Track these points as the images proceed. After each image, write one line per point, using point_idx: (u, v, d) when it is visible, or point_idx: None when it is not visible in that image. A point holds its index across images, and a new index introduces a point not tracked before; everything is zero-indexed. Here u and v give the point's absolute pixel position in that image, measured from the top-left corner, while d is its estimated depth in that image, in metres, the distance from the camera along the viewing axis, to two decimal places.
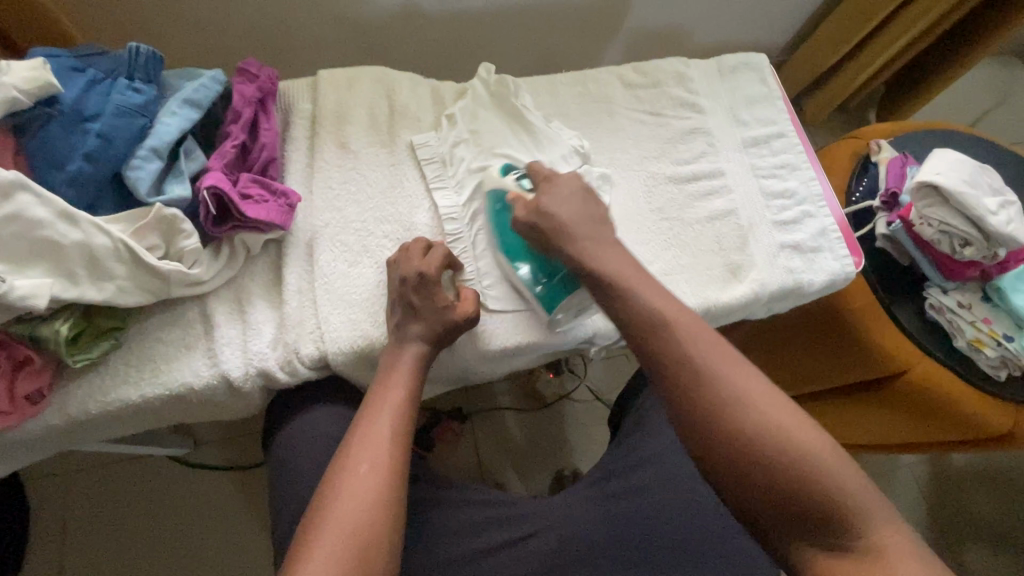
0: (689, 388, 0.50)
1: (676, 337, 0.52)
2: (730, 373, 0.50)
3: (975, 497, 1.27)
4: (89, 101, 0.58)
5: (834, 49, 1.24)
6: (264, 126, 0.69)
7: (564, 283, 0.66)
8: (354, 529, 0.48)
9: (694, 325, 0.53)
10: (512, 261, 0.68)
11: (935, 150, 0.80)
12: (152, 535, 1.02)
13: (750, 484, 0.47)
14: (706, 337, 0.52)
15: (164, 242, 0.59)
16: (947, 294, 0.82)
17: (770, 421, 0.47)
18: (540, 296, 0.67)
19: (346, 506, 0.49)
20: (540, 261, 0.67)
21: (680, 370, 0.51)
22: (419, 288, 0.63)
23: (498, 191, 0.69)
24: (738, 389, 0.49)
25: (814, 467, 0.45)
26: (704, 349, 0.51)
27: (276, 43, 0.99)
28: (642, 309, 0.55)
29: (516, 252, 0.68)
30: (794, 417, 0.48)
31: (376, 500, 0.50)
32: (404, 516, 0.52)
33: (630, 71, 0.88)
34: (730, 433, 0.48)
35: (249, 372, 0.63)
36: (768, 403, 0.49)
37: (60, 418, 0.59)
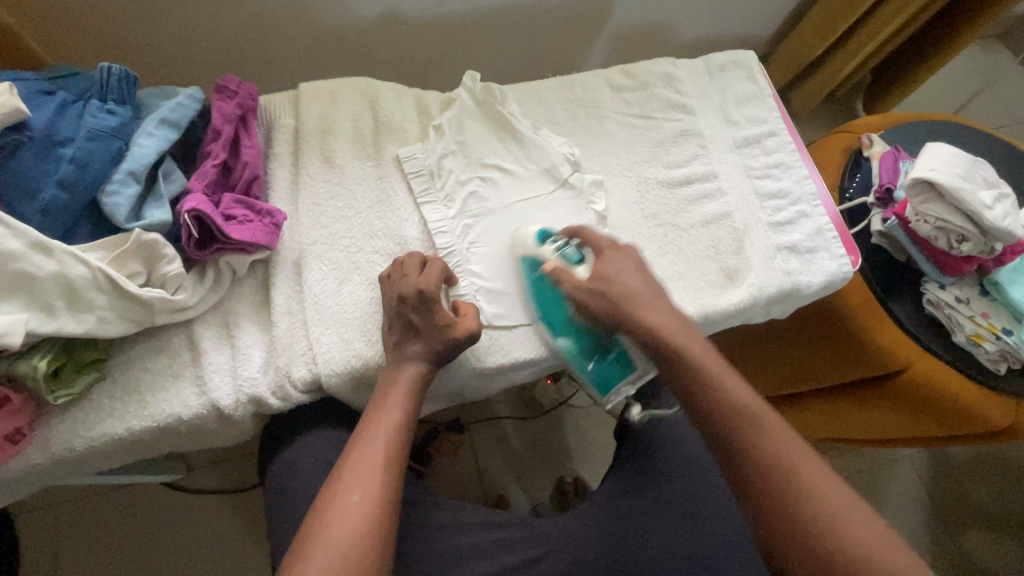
0: (782, 502, 0.49)
1: (765, 441, 0.52)
2: (825, 490, 0.49)
3: (976, 483, 1.27)
4: (61, 126, 0.56)
5: (822, 40, 1.23)
6: (245, 143, 0.66)
7: (619, 361, 0.68)
8: (344, 559, 0.47)
9: (786, 435, 0.53)
10: (555, 335, 0.67)
11: (927, 145, 0.79)
12: (148, 565, 1.00)
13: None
14: (797, 448, 0.52)
15: (147, 268, 0.57)
16: (945, 289, 0.82)
17: (871, 549, 0.46)
18: (591, 373, 0.68)
19: (333, 536, 0.48)
20: (592, 337, 0.68)
21: (772, 477, 0.50)
22: (418, 306, 0.61)
23: (537, 260, 0.67)
24: (834, 508, 0.48)
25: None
26: (796, 458, 0.51)
27: (255, 55, 0.97)
28: (730, 408, 0.54)
29: (563, 326, 0.67)
30: (897, 546, 0.47)
31: (368, 528, 0.49)
32: (394, 548, 0.50)
33: (617, 73, 0.86)
34: (824, 552, 0.47)
35: (240, 400, 0.61)
36: (863, 523, 0.48)
37: (42, 456, 0.56)
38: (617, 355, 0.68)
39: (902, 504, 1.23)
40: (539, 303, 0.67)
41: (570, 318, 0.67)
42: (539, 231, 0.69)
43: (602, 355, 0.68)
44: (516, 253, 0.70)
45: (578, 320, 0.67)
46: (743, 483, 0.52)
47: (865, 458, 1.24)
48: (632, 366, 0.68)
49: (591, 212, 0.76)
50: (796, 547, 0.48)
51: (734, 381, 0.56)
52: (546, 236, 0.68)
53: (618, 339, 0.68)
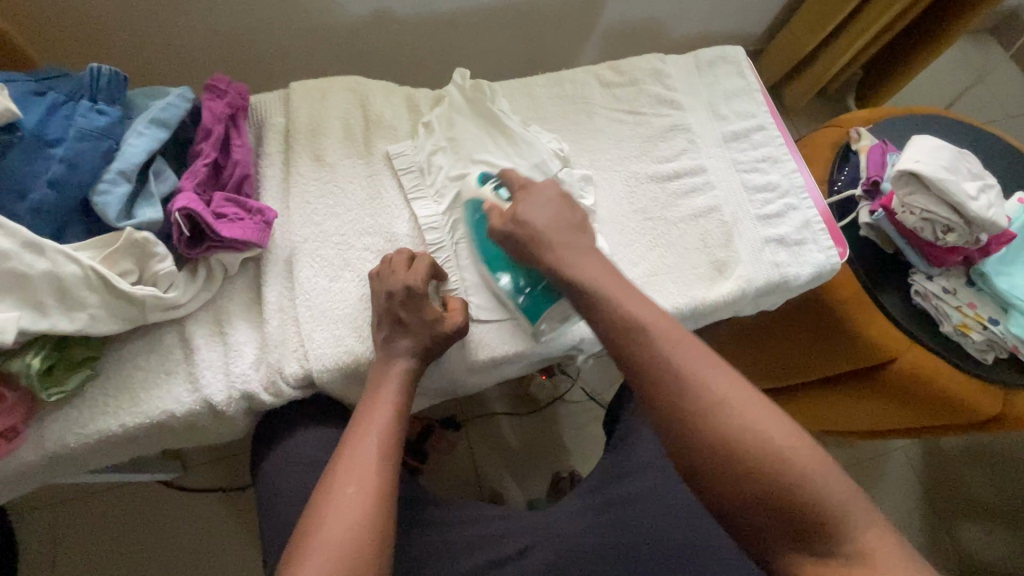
0: (675, 402, 0.50)
1: (654, 345, 0.52)
2: (713, 385, 0.50)
3: (968, 475, 1.28)
4: (51, 126, 0.57)
5: (812, 36, 1.24)
6: (236, 142, 0.67)
7: (544, 292, 0.65)
8: (342, 554, 0.47)
9: (677, 337, 0.53)
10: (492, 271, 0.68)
11: (913, 138, 0.80)
12: (146, 563, 1.00)
13: (739, 499, 0.46)
14: (687, 348, 0.52)
15: (138, 266, 0.58)
16: (932, 280, 0.82)
17: (757, 436, 0.47)
18: (524, 306, 0.67)
19: (331, 528, 0.48)
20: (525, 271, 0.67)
21: (664, 380, 0.51)
22: (407, 302, 0.61)
23: (476, 200, 0.68)
24: (721, 401, 0.49)
25: (799, 480, 0.45)
26: (684, 358, 0.51)
27: (247, 55, 0.97)
28: (625, 319, 0.55)
29: (499, 260, 0.67)
30: (782, 426, 0.47)
31: (364, 522, 0.49)
32: (393, 539, 0.51)
33: (607, 70, 0.87)
34: (713, 445, 0.47)
35: (232, 396, 0.61)
36: (748, 409, 0.48)
37: (37, 453, 0.57)
38: (543, 285, 0.65)
39: (895, 496, 1.24)
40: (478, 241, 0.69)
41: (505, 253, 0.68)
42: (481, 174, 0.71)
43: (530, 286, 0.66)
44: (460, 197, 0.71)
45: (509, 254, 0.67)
46: (641, 390, 0.52)
47: (858, 450, 1.25)
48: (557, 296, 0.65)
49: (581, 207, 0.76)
50: (690, 446, 0.49)
51: (630, 296, 0.57)
52: (485, 178, 0.70)
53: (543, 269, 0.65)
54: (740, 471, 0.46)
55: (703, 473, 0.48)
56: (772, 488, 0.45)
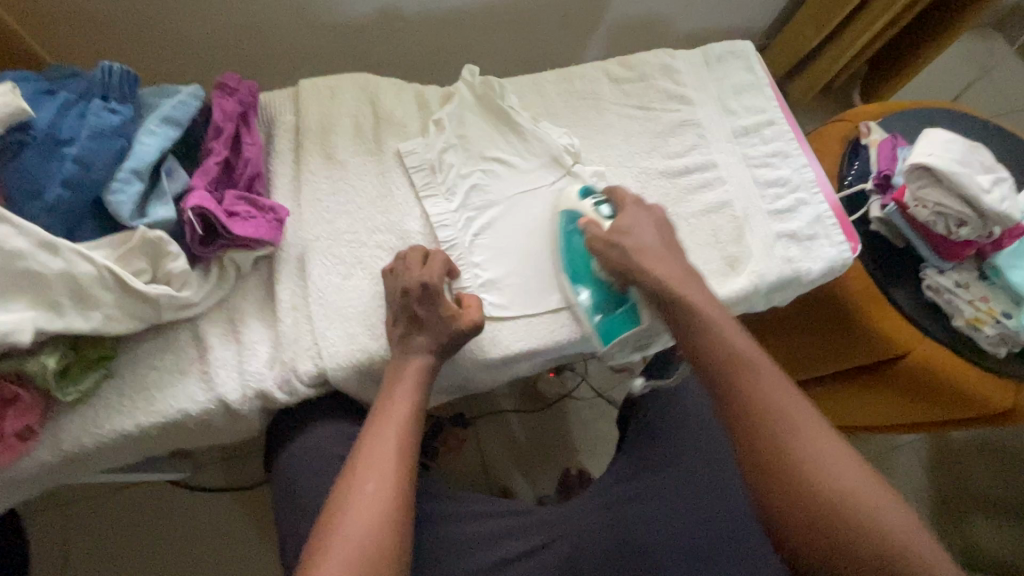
0: (766, 436, 0.51)
1: (748, 376, 0.54)
2: (806, 427, 0.51)
3: (977, 469, 1.28)
4: (63, 125, 0.56)
5: (818, 30, 1.24)
6: (246, 141, 0.67)
7: (626, 316, 0.68)
8: (360, 551, 0.47)
9: (772, 374, 0.54)
10: (574, 284, 0.69)
11: (925, 131, 0.80)
12: (157, 563, 1.00)
13: (819, 545, 0.47)
14: (781, 385, 0.53)
15: (152, 265, 0.58)
16: (944, 274, 0.82)
17: (851, 490, 0.47)
18: (598, 325, 0.68)
19: (351, 525, 0.48)
20: (609, 290, 0.69)
21: (755, 409, 0.52)
22: (422, 299, 0.61)
23: (574, 213, 0.71)
24: (815, 445, 0.50)
25: (890, 541, 0.45)
26: (780, 394, 0.53)
27: (253, 53, 0.97)
28: (719, 348, 0.56)
29: (584, 276, 0.69)
30: (879, 486, 0.48)
31: (383, 520, 0.49)
32: (411, 536, 0.51)
33: (616, 65, 0.87)
34: (801, 484, 0.48)
35: (247, 394, 0.61)
36: (842, 460, 0.49)
37: (53, 453, 0.57)
38: (626, 309, 0.68)
39: (904, 491, 1.24)
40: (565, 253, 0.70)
41: (592, 269, 0.69)
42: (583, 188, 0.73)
43: (610, 306, 0.68)
44: (556, 208, 0.73)
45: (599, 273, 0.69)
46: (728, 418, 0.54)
47: (866, 446, 1.25)
48: (637, 321, 0.67)
49: None
50: (774, 481, 0.49)
51: (729, 326, 0.58)
52: (586, 193, 0.72)
53: (631, 294, 0.68)
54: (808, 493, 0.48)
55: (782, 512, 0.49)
56: (860, 541, 0.45)
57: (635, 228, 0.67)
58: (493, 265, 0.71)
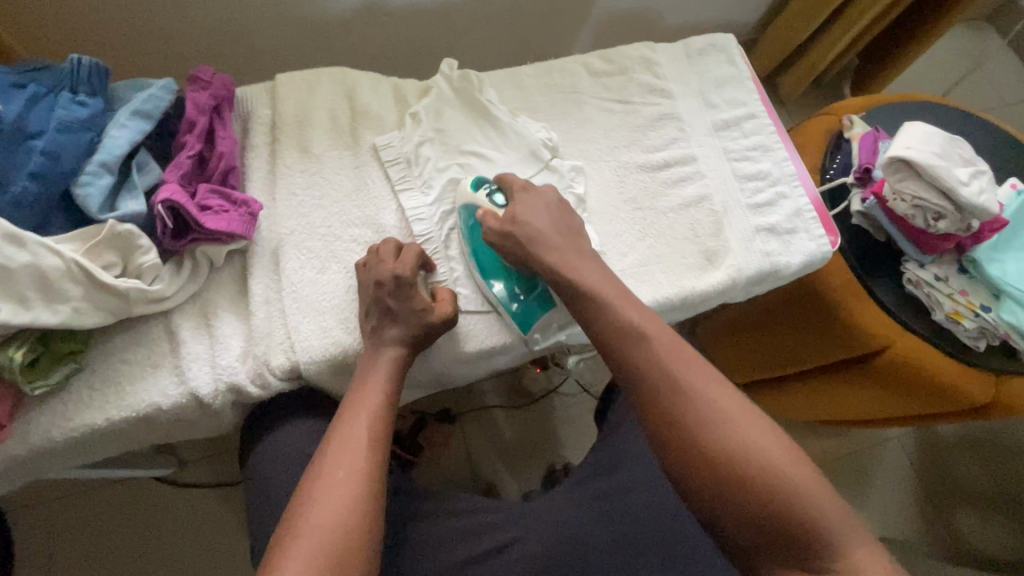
0: (668, 406, 0.51)
1: (646, 349, 0.54)
2: (703, 392, 0.51)
3: (964, 464, 1.28)
4: (32, 118, 0.56)
5: (806, 24, 1.23)
6: (220, 135, 0.67)
7: (540, 299, 0.68)
8: (332, 537, 0.47)
9: (668, 342, 0.54)
10: (486, 277, 0.68)
11: (905, 124, 0.79)
12: (141, 558, 1.01)
13: (726, 508, 0.48)
14: (679, 354, 0.54)
15: (123, 259, 0.57)
16: (924, 267, 0.82)
17: (749, 448, 0.49)
18: (516, 314, 0.67)
19: (321, 513, 0.49)
20: (517, 278, 0.68)
21: (656, 382, 0.52)
22: (396, 292, 0.61)
23: (471, 206, 0.69)
24: (712, 409, 0.50)
25: (786, 492, 0.46)
26: (677, 362, 0.53)
27: (235, 47, 0.97)
28: (621, 323, 0.56)
29: (491, 268, 0.68)
30: (783, 466, 0.49)
31: (351, 508, 0.49)
32: (382, 525, 0.51)
33: (596, 59, 0.86)
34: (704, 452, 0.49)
35: (219, 388, 0.61)
36: (737, 418, 0.50)
37: (24, 446, 0.57)
38: (539, 293, 0.68)
39: (891, 486, 1.24)
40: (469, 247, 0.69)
41: (497, 260, 0.68)
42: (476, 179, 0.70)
43: (525, 294, 0.68)
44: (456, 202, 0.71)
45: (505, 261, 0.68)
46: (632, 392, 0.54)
47: (852, 441, 1.25)
48: (553, 303, 0.68)
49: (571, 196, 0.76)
50: (681, 453, 0.50)
51: (628, 300, 0.58)
52: (480, 183, 0.70)
53: (539, 278, 0.68)
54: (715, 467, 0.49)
55: (689, 481, 0.49)
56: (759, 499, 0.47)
57: (529, 215, 0.64)
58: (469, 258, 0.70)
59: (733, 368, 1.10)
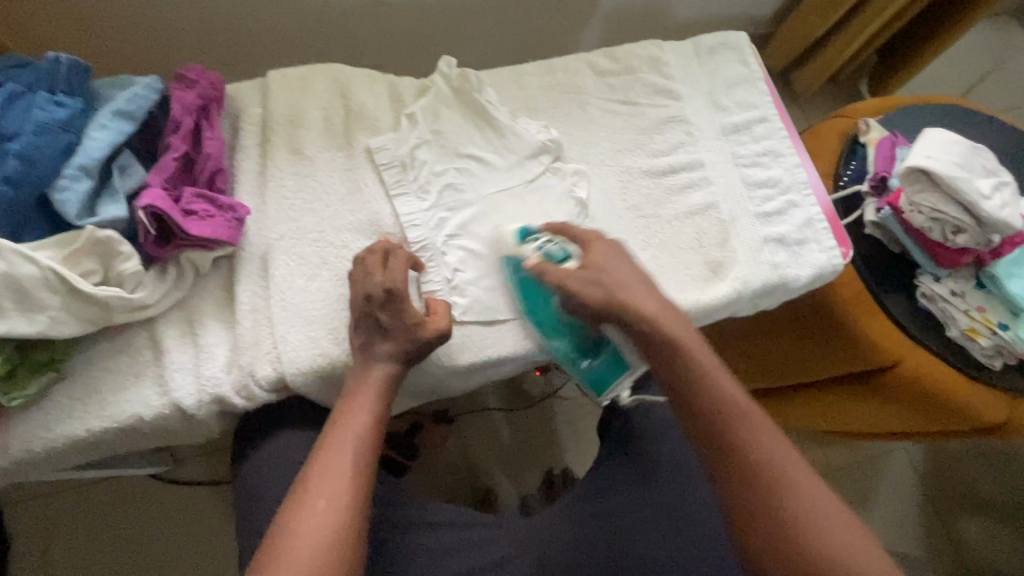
0: (758, 496, 0.51)
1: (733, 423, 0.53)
2: (797, 481, 0.51)
3: (971, 476, 1.25)
4: (8, 118, 0.54)
5: (823, 19, 1.18)
6: (207, 135, 0.64)
7: (613, 359, 0.66)
8: (310, 574, 0.46)
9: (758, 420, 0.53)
10: (548, 339, 0.66)
11: (924, 130, 0.76)
12: (135, 556, 1.00)
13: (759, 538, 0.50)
14: (772, 436, 0.53)
15: (103, 266, 0.55)
16: (940, 282, 0.79)
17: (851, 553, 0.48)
18: (587, 375, 0.67)
19: (299, 546, 0.47)
20: (582, 334, 0.66)
21: (744, 463, 0.52)
22: (386, 305, 0.59)
23: (518, 260, 0.65)
24: (804, 497, 0.50)
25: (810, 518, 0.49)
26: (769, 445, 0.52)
27: (229, 40, 0.94)
28: (713, 401, 0.54)
29: (553, 329, 0.66)
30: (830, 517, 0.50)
31: (329, 541, 0.48)
32: (362, 557, 0.49)
33: (602, 57, 0.83)
34: (795, 551, 0.49)
35: (202, 399, 0.59)
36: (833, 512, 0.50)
37: (3, 456, 0.56)
38: (610, 354, 0.66)
39: (896, 496, 1.21)
40: (525, 301, 0.66)
41: (562, 317, 0.66)
42: (520, 228, 0.65)
43: (593, 355, 0.66)
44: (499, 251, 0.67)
45: (567, 320, 0.65)
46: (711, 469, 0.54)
47: (856, 451, 1.22)
48: (626, 365, 0.66)
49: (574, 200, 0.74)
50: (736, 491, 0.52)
51: (718, 370, 0.56)
52: (528, 233, 0.65)
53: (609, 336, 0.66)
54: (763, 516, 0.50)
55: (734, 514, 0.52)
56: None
57: (611, 265, 0.59)
58: (467, 267, 0.68)
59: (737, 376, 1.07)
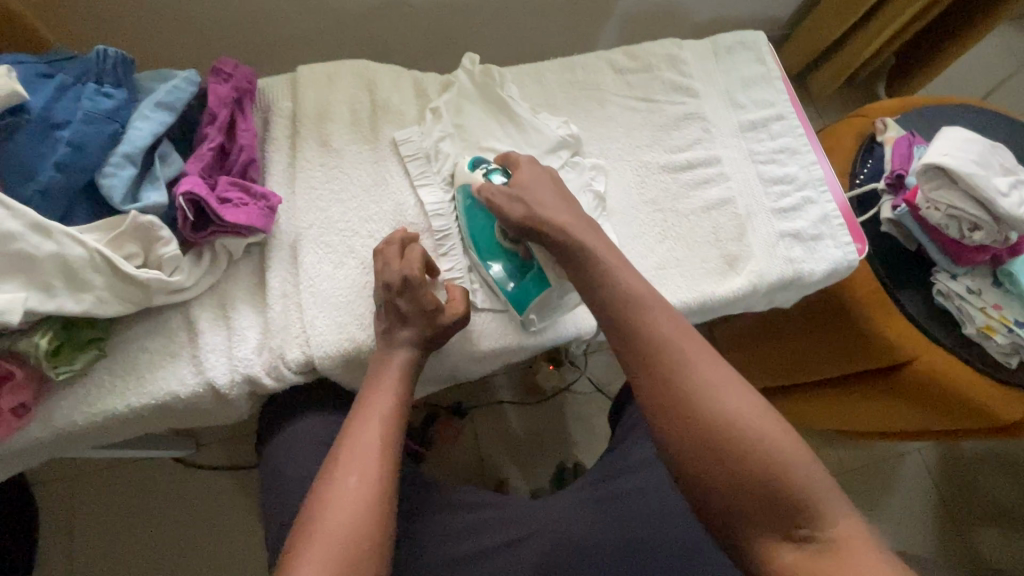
0: (654, 376, 0.49)
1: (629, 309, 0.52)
2: (698, 363, 0.48)
3: (986, 479, 1.24)
4: (58, 108, 0.57)
5: (840, 21, 1.19)
6: (241, 127, 0.67)
7: (535, 277, 0.64)
8: (345, 544, 0.47)
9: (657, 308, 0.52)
10: (484, 259, 0.67)
11: (942, 129, 0.76)
12: (158, 537, 1.04)
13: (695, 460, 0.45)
14: (701, 347, 0.50)
15: (144, 250, 0.58)
16: (956, 279, 0.79)
17: (747, 423, 0.45)
18: (512, 294, 0.66)
19: (334, 518, 0.48)
20: (513, 255, 0.66)
21: (673, 378, 0.48)
22: (404, 291, 0.61)
23: (467, 185, 0.67)
24: (739, 416, 0.46)
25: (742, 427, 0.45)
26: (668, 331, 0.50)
27: (258, 38, 0.97)
28: (617, 296, 0.53)
29: (488, 248, 0.67)
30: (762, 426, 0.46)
31: (363, 513, 0.49)
32: (394, 531, 0.51)
33: (621, 55, 0.84)
34: (727, 459, 0.44)
35: (235, 379, 0.62)
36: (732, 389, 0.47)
37: (46, 429, 0.58)
38: (534, 272, 0.64)
39: (910, 498, 1.21)
40: (469, 222, 0.68)
41: (497, 238, 0.66)
42: (473, 158, 0.69)
43: (521, 274, 0.65)
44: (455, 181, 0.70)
45: (501, 240, 0.66)
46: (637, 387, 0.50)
47: (869, 452, 1.22)
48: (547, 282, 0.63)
49: (593, 192, 0.75)
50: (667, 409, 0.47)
51: (626, 268, 0.55)
52: (479, 162, 0.68)
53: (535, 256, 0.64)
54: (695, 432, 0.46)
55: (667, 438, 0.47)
56: (747, 485, 0.44)
57: (534, 184, 0.62)
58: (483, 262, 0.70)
59: (750, 374, 1.08)
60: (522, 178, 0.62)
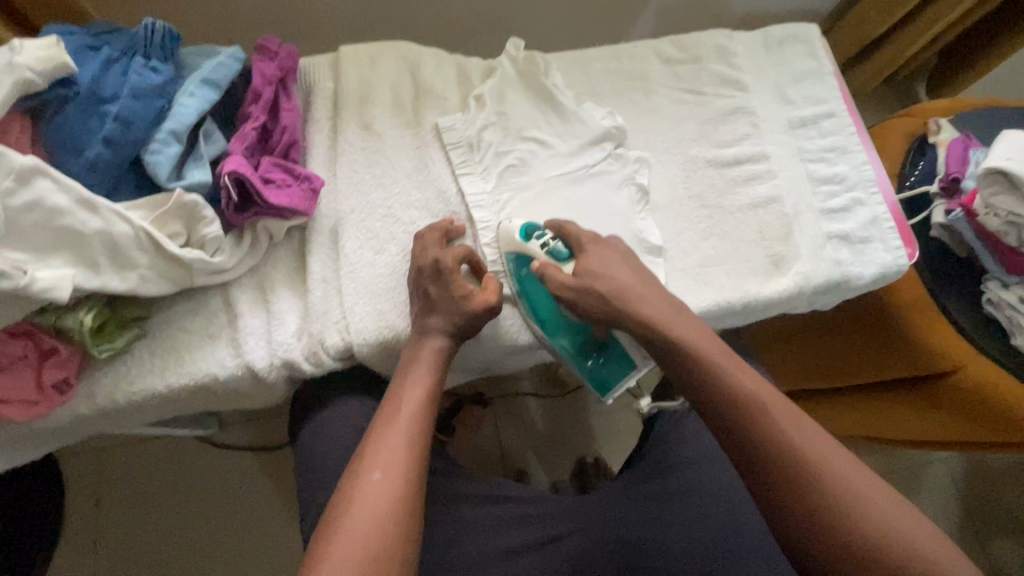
0: (762, 451, 0.50)
1: (746, 402, 0.52)
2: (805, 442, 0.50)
3: (1009, 491, 1.22)
4: (106, 82, 0.56)
5: (886, 17, 1.14)
6: (285, 106, 0.66)
7: (617, 356, 0.67)
8: (365, 544, 0.46)
9: (787, 410, 0.51)
10: (551, 338, 0.66)
11: (1004, 131, 0.73)
12: (181, 512, 1.04)
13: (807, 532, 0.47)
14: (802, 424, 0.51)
15: (187, 229, 0.57)
16: (1008, 289, 0.77)
17: (878, 513, 0.46)
18: (591, 373, 0.67)
19: (356, 517, 0.47)
20: (588, 335, 0.66)
21: (777, 463, 0.49)
22: (435, 278, 0.60)
23: (524, 257, 0.64)
24: (849, 490, 0.47)
25: (855, 504, 0.46)
26: (794, 431, 0.50)
27: (296, 16, 0.95)
28: (715, 378, 0.54)
29: (559, 329, 0.66)
30: (874, 495, 0.47)
31: (384, 513, 0.48)
32: (419, 532, 0.49)
33: (668, 45, 0.82)
34: (845, 538, 0.46)
35: (274, 363, 0.61)
36: (862, 483, 0.48)
37: (88, 406, 0.58)
38: (615, 351, 0.67)
39: (930, 507, 1.19)
40: (531, 304, 0.65)
41: (566, 320, 0.66)
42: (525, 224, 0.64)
43: (600, 353, 0.67)
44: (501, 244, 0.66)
45: (572, 319, 0.66)
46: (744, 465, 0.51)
47: (891, 458, 1.20)
48: (631, 361, 0.67)
49: (636, 186, 0.73)
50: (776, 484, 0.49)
51: (716, 346, 0.56)
52: (531, 230, 0.64)
53: (615, 336, 0.66)
54: (807, 509, 0.47)
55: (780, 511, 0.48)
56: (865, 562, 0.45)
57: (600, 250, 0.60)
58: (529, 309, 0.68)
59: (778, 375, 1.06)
60: (591, 265, 0.60)
